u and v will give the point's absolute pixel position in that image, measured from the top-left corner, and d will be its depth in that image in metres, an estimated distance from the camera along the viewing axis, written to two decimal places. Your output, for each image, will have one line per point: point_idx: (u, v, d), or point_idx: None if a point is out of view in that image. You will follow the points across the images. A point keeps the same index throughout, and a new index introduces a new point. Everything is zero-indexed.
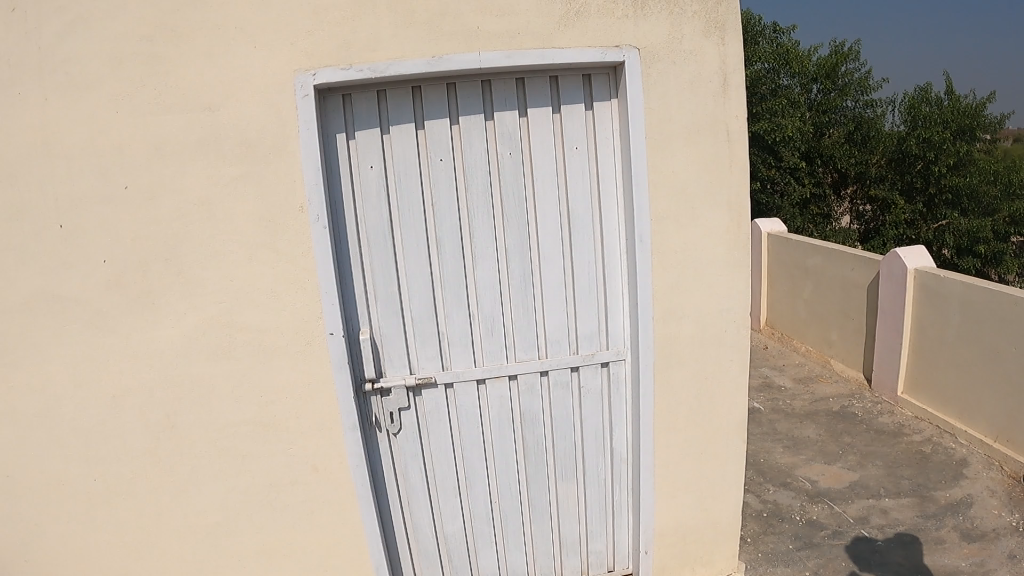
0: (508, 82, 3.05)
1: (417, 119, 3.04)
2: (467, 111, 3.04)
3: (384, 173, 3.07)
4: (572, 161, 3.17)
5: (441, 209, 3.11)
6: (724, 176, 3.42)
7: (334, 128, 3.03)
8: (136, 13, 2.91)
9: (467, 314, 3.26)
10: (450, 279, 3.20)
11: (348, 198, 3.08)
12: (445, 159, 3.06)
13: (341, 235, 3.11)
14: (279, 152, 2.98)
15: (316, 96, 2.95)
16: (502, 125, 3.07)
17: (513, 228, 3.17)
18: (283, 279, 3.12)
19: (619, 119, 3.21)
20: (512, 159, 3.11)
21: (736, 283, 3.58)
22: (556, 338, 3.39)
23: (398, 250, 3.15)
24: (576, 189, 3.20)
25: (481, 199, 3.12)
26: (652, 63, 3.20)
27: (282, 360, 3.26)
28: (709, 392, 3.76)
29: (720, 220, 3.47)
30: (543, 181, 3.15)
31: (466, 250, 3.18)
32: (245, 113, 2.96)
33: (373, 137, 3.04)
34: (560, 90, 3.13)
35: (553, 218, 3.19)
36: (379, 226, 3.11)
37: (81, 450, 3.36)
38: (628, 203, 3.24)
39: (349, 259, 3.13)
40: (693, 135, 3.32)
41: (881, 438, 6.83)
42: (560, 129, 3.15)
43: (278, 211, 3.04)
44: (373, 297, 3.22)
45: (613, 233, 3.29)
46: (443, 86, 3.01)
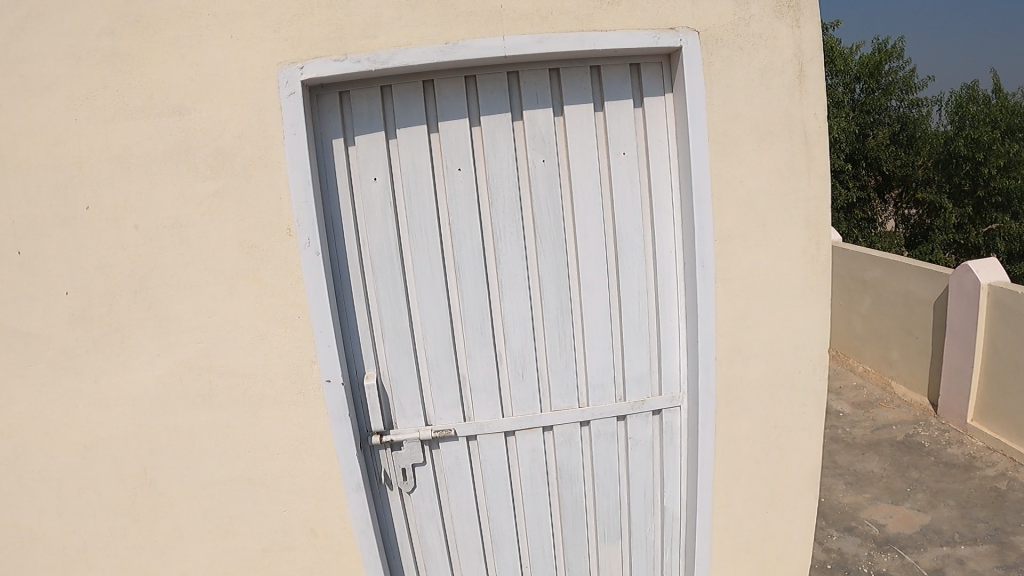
0: (540, 73, 2.48)
1: (429, 121, 2.50)
2: (489, 110, 2.48)
3: (391, 186, 2.52)
4: (619, 170, 2.61)
5: (461, 229, 2.55)
6: (801, 187, 2.85)
7: (329, 133, 2.50)
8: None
9: (493, 355, 2.69)
10: (473, 314, 2.64)
11: (347, 217, 2.54)
12: (464, 168, 2.51)
13: (340, 262, 2.56)
14: (265, 166, 2.46)
15: (307, 94, 2.42)
16: (533, 127, 2.51)
17: (548, 252, 2.61)
18: (272, 317, 2.59)
19: (675, 119, 2.64)
20: (546, 167, 2.54)
21: (815, 315, 3.02)
22: (599, 383, 2.83)
23: (409, 279, 2.60)
24: (624, 204, 2.63)
25: (509, 217, 2.56)
26: (714, 50, 2.63)
27: (271, 412, 2.71)
28: (779, 441, 3.18)
29: (793, 239, 2.90)
30: (585, 194, 2.58)
31: (491, 279, 2.62)
32: (225, 118, 2.43)
33: (376, 144, 2.50)
34: (602, 83, 2.56)
35: (596, 238, 2.63)
36: (386, 250, 2.56)
37: (47, 511, 2.85)
38: (686, 220, 2.66)
39: (350, 290, 2.59)
40: (764, 138, 2.75)
41: (951, 473, 6.15)
42: (604, 131, 2.58)
43: (264, 236, 2.51)
44: (380, 335, 2.66)
45: (668, 257, 2.72)
46: (460, 81, 2.46)
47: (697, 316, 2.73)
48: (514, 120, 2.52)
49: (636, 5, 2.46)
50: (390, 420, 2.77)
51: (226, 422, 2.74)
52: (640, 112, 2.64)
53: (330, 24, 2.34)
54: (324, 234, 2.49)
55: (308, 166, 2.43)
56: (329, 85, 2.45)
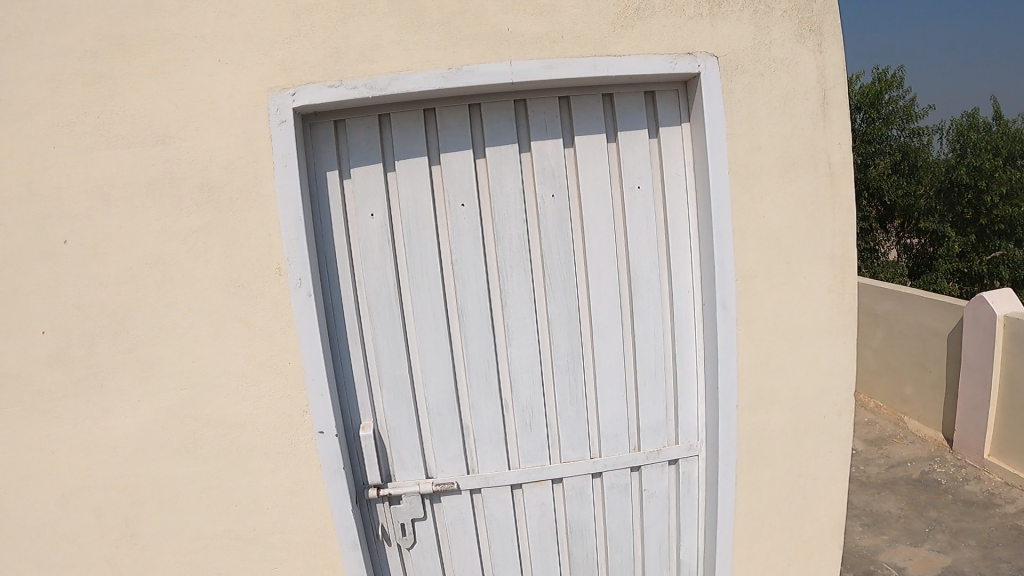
0: (549, 101, 2.32)
1: (430, 152, 2.32)
2: (495, 141, 2.31)
3: (389, 223, 2.35)
4: (634, 206, 2.43)
5: (465, 269, 2.37)
6: (825, 221, 2.69)
7: (323, 165, 2.32)
8: (72, 17, 2.21)
9: (499, 403, 2.50)
10: (477, 361, 2.45)
11: (342, 255, 2.36)
12: (468, 204, 2.33)
13: (334, 304, 2.38)
14: (255, 200, 2.27)
15: (298, 123, 2.25)
16: (542, 160, 2.34)
17: (558, 294, 2.42)
18: (263, 361, 2.37)
19: (693, 150, 2.47)
20: (557, 203, 2.37)
21: (838, 356, 2.86)
22: (612, 432, 2.63)
23: (409, 322, 2.41)
24: (639, 242, 2.46)
25: (516, 257, 2.38)
26: (734, 76, 2.47)
27: (262, 465, 2.47)
28: (802, 489, 2.97)
29: (816, 276, 2.73)
30: (597, 232, 2.41)
31: (497, 322, 2.43)
32: (213, 147, 2.25)
33: (374, 177, 2.33)
34: (615, 112, 2.40)
35: (609, 279, 2.45)
36: (383, 292, 2.38)
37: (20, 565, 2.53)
38: (706, 259, 2.49)
39: (345, 334, 2.40)
40: (787, 171, 2.59)
41: (971, 512, 5.91)
42: (617, 163, 2.41)
43: (254, 275, 2.31)
44: (377, 382, 2.47)
45: (685, 297, 2.55)
46: (463, 109, 2.29)
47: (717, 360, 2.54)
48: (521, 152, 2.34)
49: (653, 28, 2.31)
50: (387, 473, 2.56)
51: (212, 477, 2.48)
52: (656, 142, 2.47)
53: (326, 47, 2.17)
54: (317, 274, 2.31)
55: (301, 201, 2.25)
56: (324, 112, 2.28)
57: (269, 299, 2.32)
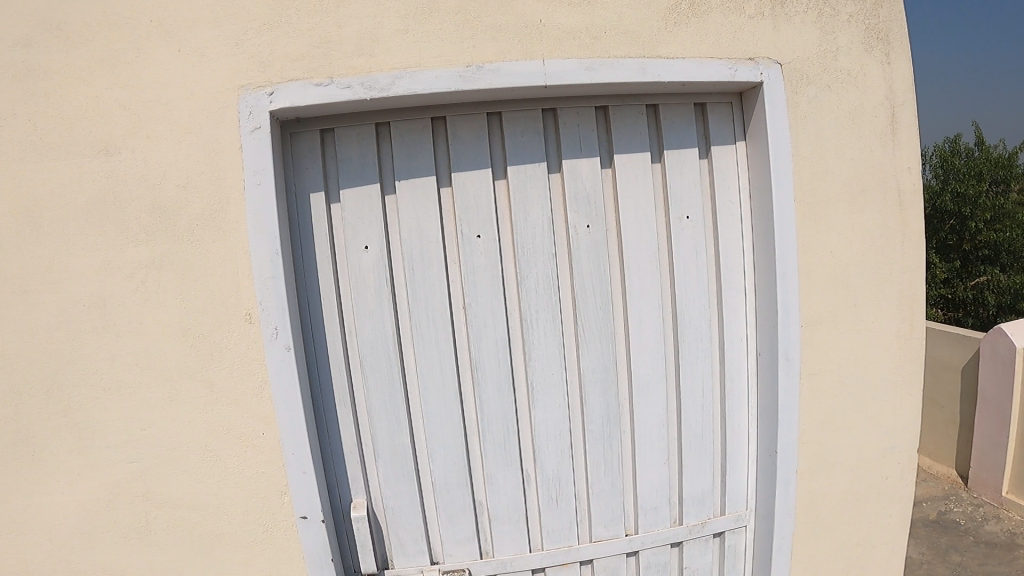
0: (584, 111, 1.91)
1: (438, 171, 1.89)
2: (519, 157, 1.88)
3: (387, 257, 1.90)
4: (683, 238, 2.02)
5: (481, 315, 1.92)
6: (895, 256, 2.31)
7: (306, 186, 1.88)
8: None
9: (519, 473, 2.06)
10: (494, 424, 2.00)
11: (329, 297, 1.91)
12: (485, 235, 1.89)
13: (318, 357, 1.92)
14: (222, 228, 1.82)
15: (275, 132, 1.81)
16: (574, 183, 1.92)
17: (593, 343, 1.99)
18: (230, 428, 1.92)
19: (750, 173, 2.07)
20: (592, 235, 1.94)
21: (905, 410, 2.46)
22: (652, 504, 2.20)
23: (410, 378, 1.97)
24: (688, 281, 2.04)
25: (543, 300, 1.95)
26: (799, 86, 2.09)
27: (229, 556, 1.99)
28: (862, 564, 2.56)
29: (885, 320, 2.33)
30: (640, 270, 1.98)
31: (518, 378, 2.00)
32: (172, 163, 1.81)
33: (369, 200, 1.88)
34: (662, 127, 1.99)
35: (653, 325, 2.03)
36: (379, 342, 1.93)
37: None
38: (767, 300, 2.07)
39: (332, 393, 1.95)
40: (855, 197, 2.21)
41: (994, 554, 5.52)
42: (663, 187, 2.00)
43: (220, 321, 1.86)
44: (371, 450, 2.02)
45: (737, 344, 2.14)
46: (480, 119, 1.86)
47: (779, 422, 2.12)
48: (549, 172, 1.92)
49: (710, 27, 1.92)
50: (383, 558, 2.10)
51: (168, 571, 1.99)
52: (706, 162, 2.07)
53: (313, 37, 1.75)
54: (298, 322, 1.85)
55: (278, 228, 1.79)
56: (309, 121, 1.85)
57: (237, 352, 1.87)
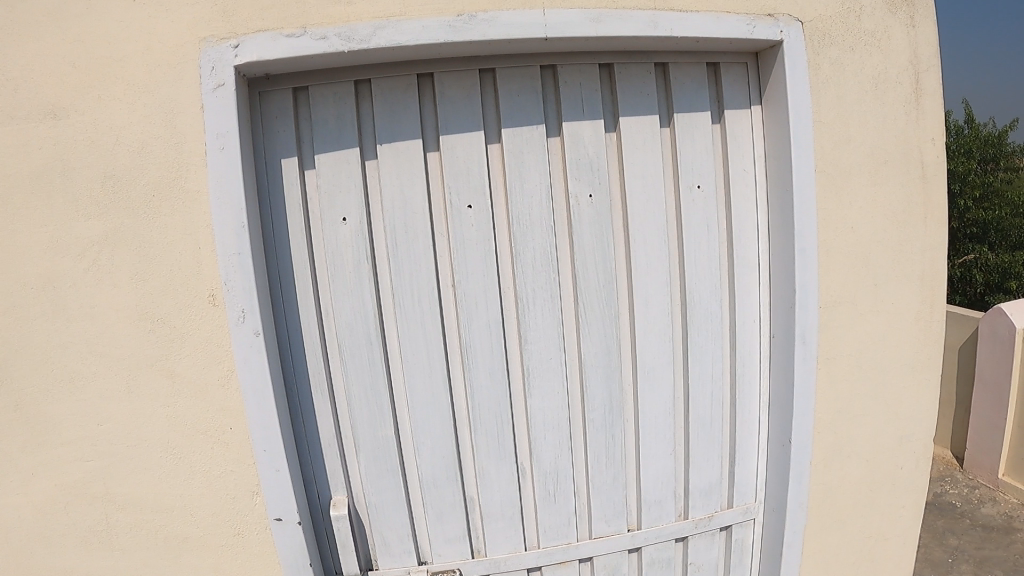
0: (587, 69, 1.71)
1: (424, 134, 1.69)
2: (514, 120, 1.69)
3: (367, 231, 1.70)
4: (693, 210, 1.84)
5: (471, 296, 1.74)
6: (918, 234, 2.14)
7: (277, 151, 1.69)
8: None
9: (514, 466, 1.90)
10: (485, 415, 1.83)
11: (303, 275, 1.72)
12: (476, 207, 1.71)
13: (293, 341, 1.74)
14: (182, 200, 1.63)
15: (240, 90, 1.61)
16: (575, 149, 1.73)
17: (595, 325, 1.82)
18: (196, 422, 1.73)
19: (766, 140, 1.90)
20: (594, 207, 1.76)
21: (923, 398, 2.31)
22: (656, 498, 2.03)
23: (394, 364, 1.78)
24: (697, 258, 1.86)
25: (540, 279, 1.77)
26: (819, 47, 1.91)
27: (198, 561, 1.83)
28: (874, 559, 2.42)
29: (906, 302, 2.17)
30: (645, 245, 1.81)
31: (512, 365, 1.82)
32: (124, 127, 1.61)
33: (347, 167, 1.68)
34: (671, 87, 1.80)
35: (660, 306, 1.86)
36: (359, 325, 1.74)
37: None
38: (783, 278, 1.90)
39: (308, 381, 1.77)
40: (877, 168, 2.04)
41: (991, 537, 5.44)
42: (672, 155, 1.81)
43: (181, 304, 1.67)
44: (352, 443, 1.85)
45: (750, 325, 1.97)
46: (471, 76, 1.66)
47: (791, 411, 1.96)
48: (548, 136, 1.73)
49: None
50: (366, 558, 1.93)
51: None
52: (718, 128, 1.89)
53: None
54: (270, 303, 1.66)
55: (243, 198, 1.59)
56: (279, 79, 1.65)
57: (200, 337, 1.68)
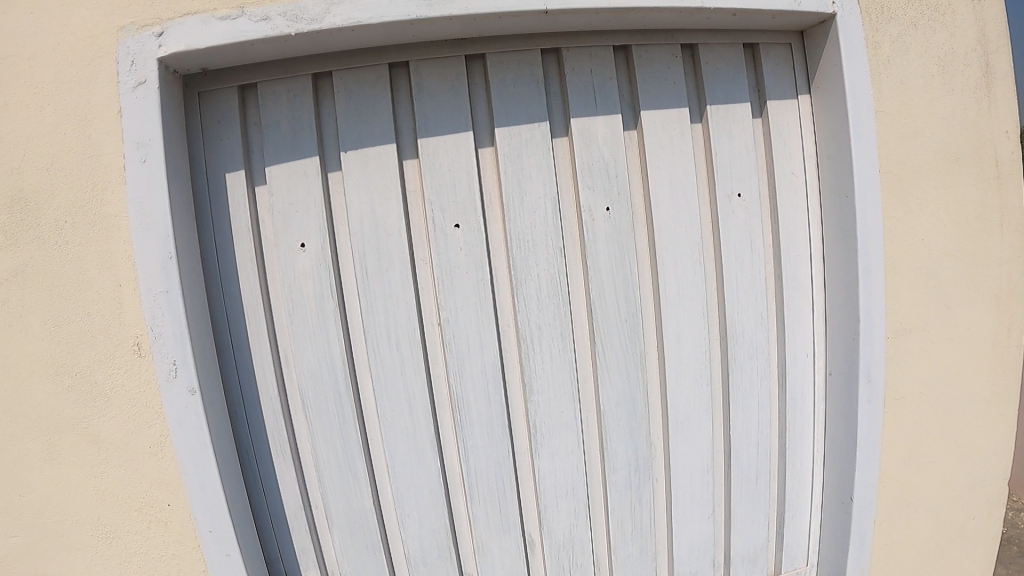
0: (598, 53, 1.37)
1: (400, 139, 1.35)
2: (510, 116, 1.32)
3: (330, 258, 1.36)
4: (733, 225, 1.49)
5: (461, 338, 1.37)
6: (995, 246, 1.80)
7: (219, 165, 1.38)
8: None
9: (519, 543, 1.52)
10: (483, 480, 1.47)
11: (255, 314, 1.40)
12: (465, 226, 1.34)
13: (249, 395, 1.43)
14: (98, 226, 1.31)
15: (169, 89, 1.29)
16: (586, 151, 1.35)
17: (617, 371, 1.43)
18: (130, 497, 1.40)
19: (818, 137, 1.57)
20: (614, 222, 1.38)
21: (1005, 438, 1.95)
22: (692, 570, 1.64)
23: (369, 420, 1.45)
24: (739, 282, 1.51)
25: (548, 315, 1.39)
26: (876, 24, 1.59)
27: None
28: None
29: (983, 327, 1.83)
30: (679, 268, 1.43)
31: (514, 420, 1.45)
32: (27, 137, 1.30)
33: (303, 181, 1.35)
34: (702, 74, 1.47)
35: (696, 342, 1.48)
36: (322, 375, 1.41)
37: None
38: (844, 304, 1.56)
39: (267, 443, 1.45)
40: (948, 168, 1.70)
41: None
42: (706, 155, 1.47)
43: (103, 355, 1.35)
44: (323, 515, 1.50)
45: (801, 360, 1.63)
46: (457, 64, 1.32)
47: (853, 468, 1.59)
48: (554, 137, 1.36)
49: None
50: None
51: None
52: (760, 123, 1.56)
53: None
54: (210, 351, 1.35)
55: (172, 221, 1.26)
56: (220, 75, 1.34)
57: (128, 396, 1.36)
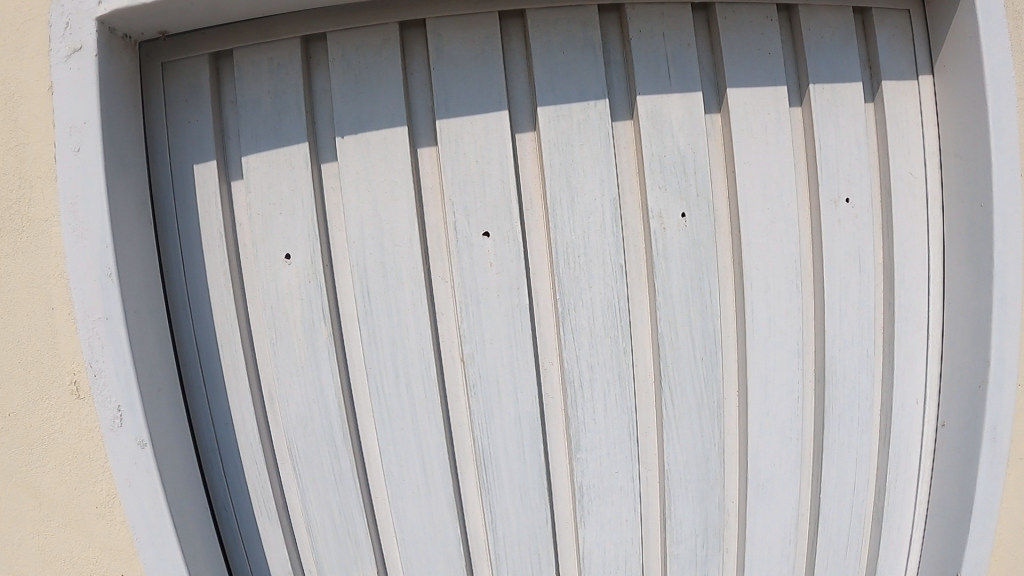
0: (675, 13, 1.05)
1: (414, 121, 1.03)
2: (558, 91, 1.01)
3: (324, 272, 1.05)
4: (837, 237, 1.17)
5: (491, 379, 1.04)
6: None
7: (186, 155, 1.08)
8: None
9: None
10: (513, 568, 1.10)
11: (232, 342, 1.10)
12: (496, 234, 1.01)
13: (226, 446, 1.13)
14: (28, 230, 1.02)
15: (117, 58, 1.00)
16: (656, 138, 1.03)
17: (690, 423, 1.10)
18: (71, 567, 1.10)
19: (943, 127, 1.24)
20: (690, 230, 1.04)
21: None
22: None
23: (371, 482, 1.11)
24: (842, 309, 1.19)
25: (603, 350, 1.05)
26: None
27: None
28: None
29: None
30: (769, 292, 1.11)
31: (556, 490, 1.10)
32: None
33: (290, 174, 1.04)
34: (802, 43, 1.15)
35: (786, 385, 1.16)
36: (310, 422, 1.08)
37: None
38: (970, 338, 1.23)
39: (250, 504, 1.14)
40: None
41: None
42: (808, 147, 1.15)
43: (37, 392, 1.06)
44: None
45: (912, 407, 1.31)
46: (489, 23, 1.02)
47: (964, 542, 1.24)
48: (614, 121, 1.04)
49: None
50: None
51: None
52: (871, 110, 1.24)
53: None
54: (173, 389, 1.07)
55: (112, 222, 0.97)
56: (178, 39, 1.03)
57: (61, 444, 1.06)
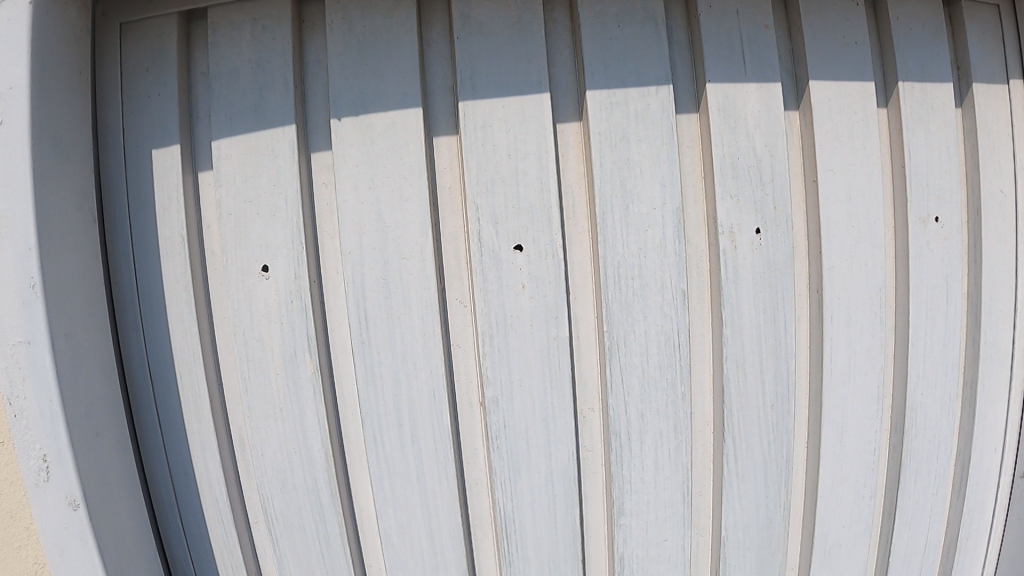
0: None
1: (429, 103, 0.83)
2: (610, 71, 0.82)
3: (310, 288, 0.84)
4: (924, 261, 0.98)
5: (517, 431, 0.83)
6: None
7: (143, 138, 0.88)
8: None
9: None
10: None
11: (194, 373, 0.89)
12: (531, 247, 0.80)
13: (184, 488, 0.92)
14: None
15: (57, 13, 0.78)
16: (729, 137, 0.84)
17: (754, 480, 0.90)
18: None
19: None
20: (765, 252, 0.85)
21: None
22: None
23: (363, 550, 0.90)
24: (926, 344, 1.01)
25: (656, 400, 0.85)
26: None
27: None
28: None
29: None
30: (850, 327, 0.92)
31: (588, 563, 0.90)
32: None
33: (271, 166, 0.84)
34: (891, 34, 0.97)
35: (864, 434, 0.97)
36: (291, 469, 0.87)
37: None
38: None
39: (215, 566, 0.94)
40: None
41: None
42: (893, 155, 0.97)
43: None
44: None
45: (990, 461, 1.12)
46: None
47: None
48: (677, 113, 0.85)
49: None
50: None
51: None
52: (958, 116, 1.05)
53: None
54: (118, 431, 0.85)
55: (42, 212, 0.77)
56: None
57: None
